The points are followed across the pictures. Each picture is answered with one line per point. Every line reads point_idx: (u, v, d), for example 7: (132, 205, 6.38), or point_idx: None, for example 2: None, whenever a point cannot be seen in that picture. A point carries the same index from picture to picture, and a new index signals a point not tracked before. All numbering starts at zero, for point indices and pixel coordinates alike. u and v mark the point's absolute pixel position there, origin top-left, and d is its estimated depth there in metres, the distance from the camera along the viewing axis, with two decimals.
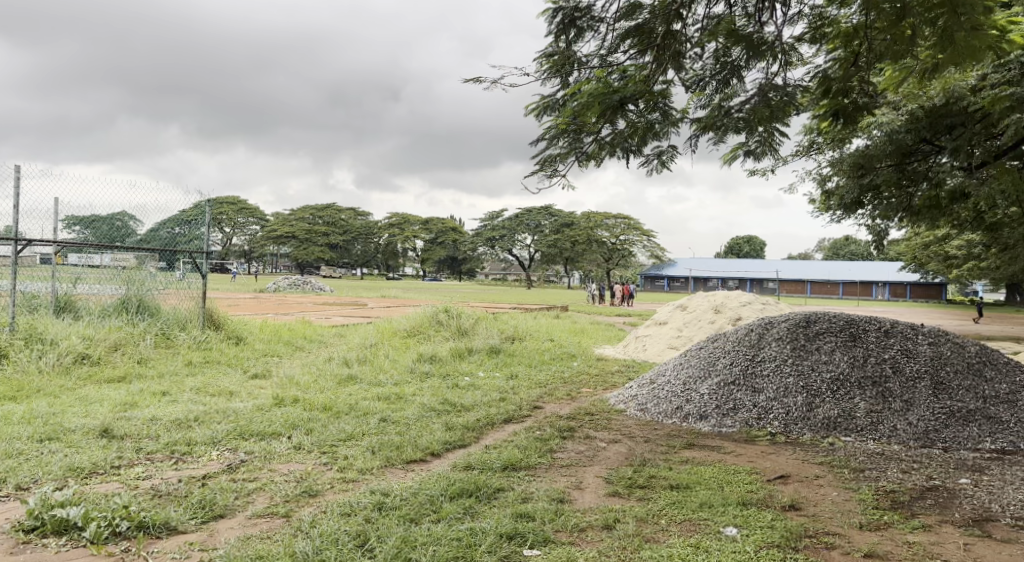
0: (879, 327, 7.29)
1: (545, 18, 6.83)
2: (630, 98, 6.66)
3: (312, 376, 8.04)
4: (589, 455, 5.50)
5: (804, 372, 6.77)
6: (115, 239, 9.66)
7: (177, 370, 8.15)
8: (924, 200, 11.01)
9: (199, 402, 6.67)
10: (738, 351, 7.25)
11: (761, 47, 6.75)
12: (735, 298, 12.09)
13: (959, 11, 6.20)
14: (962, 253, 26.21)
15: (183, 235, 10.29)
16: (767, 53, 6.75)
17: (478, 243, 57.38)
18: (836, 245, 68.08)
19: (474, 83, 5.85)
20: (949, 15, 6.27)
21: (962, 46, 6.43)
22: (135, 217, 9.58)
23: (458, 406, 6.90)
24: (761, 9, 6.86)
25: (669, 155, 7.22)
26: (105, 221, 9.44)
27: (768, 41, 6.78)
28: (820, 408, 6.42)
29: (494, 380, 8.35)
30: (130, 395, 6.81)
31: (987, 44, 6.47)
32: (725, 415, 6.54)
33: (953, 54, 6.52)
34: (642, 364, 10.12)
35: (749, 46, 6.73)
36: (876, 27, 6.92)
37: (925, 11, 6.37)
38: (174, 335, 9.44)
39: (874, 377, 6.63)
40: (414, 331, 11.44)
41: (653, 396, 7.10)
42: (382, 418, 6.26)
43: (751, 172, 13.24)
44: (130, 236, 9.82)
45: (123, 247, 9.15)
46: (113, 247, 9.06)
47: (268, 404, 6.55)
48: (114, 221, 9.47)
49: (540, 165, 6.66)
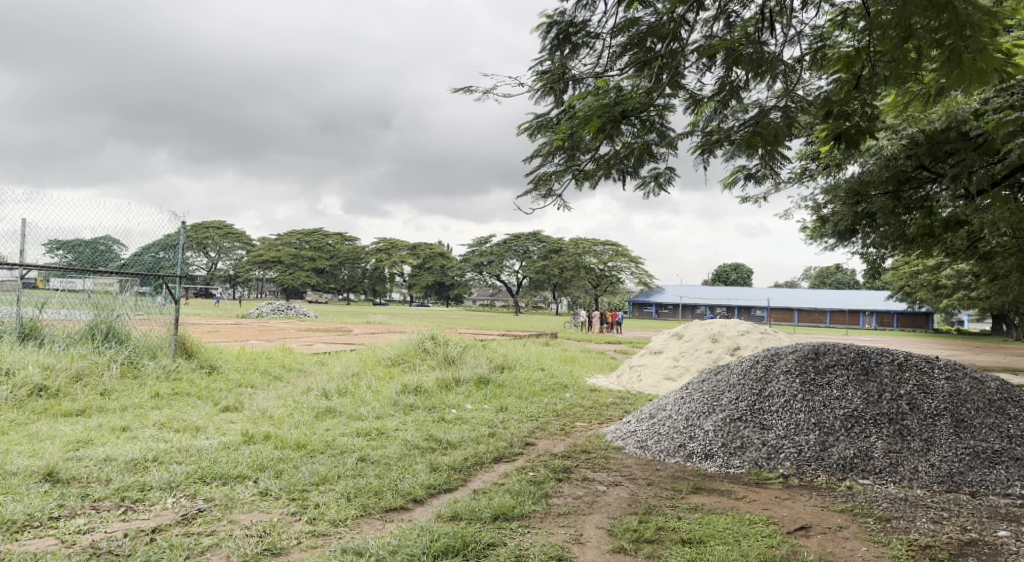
0: (892, 360, 6.83)
1: (539, 34, 6.48)
2: (627, 117, 6.24)
3: (288, 409, 7.49)
4: (588, 501, 4.99)
5: (816, 408, 6.30)
6: (98, 263, 9.12)
7: (142, 402, 7.58)
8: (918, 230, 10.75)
9: (161, 440, 6.12)
10: (744, 384, 6.76)
11: (763, 68, 6.44)
12: (733, 326, 11.64)
13: (965, 32, 5.88)
14: (952, 284, 25.92)
15: (163, 259, 9.77)
16: (769, 73, 6.43)
17: (466, 270, 56.92)
18: (823, 274, 68.05)
19: (464, 92, 5.66)
20: (958, 37, 5.93)
21: (969, 68, 6.08)
22: (119, 240, 9.08)
23: (444, 444, 6.38)
24: (760, 28, 6.54)
25: (667, 178, 6.83)
26: (89, 245, 8.97)
27: (770, 59, 6.36)
28: (835, 448, 5.95)
29: (483, 413, 7.83)
30: (86, 432, 6.26)
31: (994, 67, 6.13)
32: (733, 454, 6.05)
33: (959, 77, 6.16)
34: (638, 396, 9.63)
35: (750, 66, 6.41)
36: (878, 51, 6.61)
37: (930, 33, 6.05)
38: (142, 364, 8.85)
39: (891, 414, 6.17)
40: (399, 359, 10.90)
41: (654, 433, 6.61)
42: (361, 458, 5.73)
43: (744, 199, 12.92)
44: (113, 260, 9.30)
45: (99, 271, 8.62)
46: (92, 270, 8.53)
47: (236, 441, 6.01)
48: (98, 244, 9.01)
49: (534, 184, 6.23)
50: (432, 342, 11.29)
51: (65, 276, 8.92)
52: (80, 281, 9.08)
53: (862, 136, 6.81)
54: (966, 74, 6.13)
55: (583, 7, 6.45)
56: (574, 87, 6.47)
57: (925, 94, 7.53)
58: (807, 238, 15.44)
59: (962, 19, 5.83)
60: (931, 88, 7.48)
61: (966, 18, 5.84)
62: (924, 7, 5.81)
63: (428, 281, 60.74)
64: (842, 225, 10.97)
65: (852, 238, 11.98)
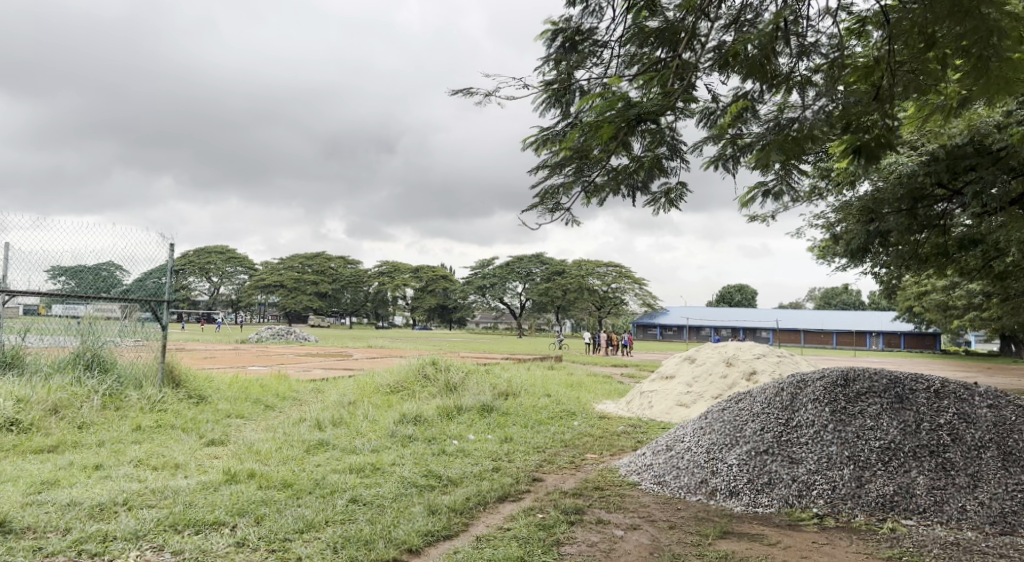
0: (928, 387, 6.25)
1: (543, 42, 6.11)
2: (642, 122, 5.64)
3: (276, 442, 6.97)
4: (604, 549, 4.55)
5: (849, 440, 5.76)
6: (100, 289, 8.60)
7: (121, 436, 7.09)
8: (932, 248, 10.14)
9: (136, 479, 5.61)
10: (768, 414, 6.23)
11: (776, 80, 6.11)
12: (748, 349, 11.11)
13: (991, 40, 5.36)
14: (963, 305, 25.34)
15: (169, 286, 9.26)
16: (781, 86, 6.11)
17: (469, 292, 56.40)
18: (828, 296, 67.67)
19: (464, 96, 5.39)
20: (983, 43, 5.39)
21: (995, 77, 5.65)
22: (122, 266, 8.63)
23: (444, 481, 5.86)
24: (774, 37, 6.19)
25: (678, 194, 6.39)
26: (92, 271, 8.50)
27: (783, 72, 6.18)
28: (873, 485, 5.43)
29: (486, 445, 7.31)
30: (54, 471, 5.76)
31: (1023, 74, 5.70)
32: (760, 492, 5.56)
33: (984, 86, 5.74)
34: (650, 424, 9.07)
35: (764, 79, 6.06)
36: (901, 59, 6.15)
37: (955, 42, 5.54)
38: (125, 395, 8.33)
39: (931, 446, 5.64)
40: (398, 386, 10.37)
41: (672, 467, 6.10)
42: (352, 499, 5.21)
43: (752, 218, 12.52)
44: (115, 285, 8.80)
45: (99, 296, 8.23)
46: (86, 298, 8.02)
47: (217, 481, 5.49)
48: (101, 271, 8.55)
49: (540, 198, 5.80)
50: (432, 367, 10.76)
51: (66, 301, 8.47)
52: (81, 306, 8.72)
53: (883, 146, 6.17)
54: (991, 84, 5.72)
55: (590, 14, 6.10)
56: (581, 97, 6.02)
57: (945, 108, 6.94)
58: (817, 258, 15.06)
59: (989, 25, 5.29)
60: (953, 100, 6.90)
61: (994, 23, 5.30)
62: (944, 14, 5.32)
63: (431, 304, 60.22)
64: (854, 243, 10.40)
65: (864, 261, 11.61)
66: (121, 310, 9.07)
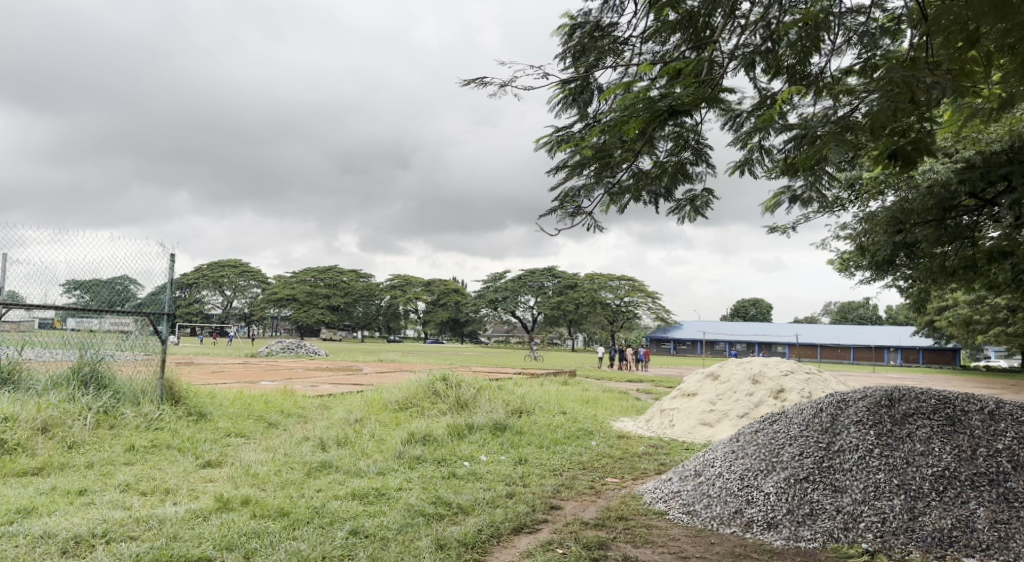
0: (981, 408, 5.72)
1: (559, 38, 5.68)
2: (670, 118, 5.16)
3: (274, 464, 6.51)
4: None
5: (897, 466, 5.23)
6: (115, 303, 8.18)
7: (112, 458, 6.67)
8: (959, 262, 9.55)
9: (121, 507, 5.18)
10: (807, 437, 5.72)
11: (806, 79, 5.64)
12: (774, 366, 10.57)
13: None
14: (986, 319, 24.68)
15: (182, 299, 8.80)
16: (812, 86, 5.63)
17: (481, 305, 56.01)
18: (844, 311, 67.03)
19: (478, 85, 5.03)
20: None
21: None
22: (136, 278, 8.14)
23: (454, 508, 5.38)
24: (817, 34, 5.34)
25: (704, 201, 5.93)
26: (107, 285, 8.09)
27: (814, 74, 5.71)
28: (927, 517, 4.91)
29: (501, 467, 6.82)
30: (33, 496, 5.34)
31: None
32: (801, 524, 5.07)
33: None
34: (673, 445, 8.55)
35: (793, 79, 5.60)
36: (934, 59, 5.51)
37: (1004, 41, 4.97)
38: (120, 413, 7.89)
39: (991, 474, 5.11)
40: (406, 403, 9.89)
41: (702, 495, 5.61)
42: (353, 530, 4.75)
43: (771, 227, 12.03)
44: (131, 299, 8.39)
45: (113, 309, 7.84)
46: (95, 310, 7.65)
47: (207, 508, 5.04)
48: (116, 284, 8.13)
49: (560, 202, 5.37)
50: (442, 383, 10.26)
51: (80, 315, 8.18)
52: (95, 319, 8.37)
53: (920, 149, 5.70)
54: None
55: (610, 9, 5.68)
56: (600, 95, 5.58)
57: (985, 111, 6.40)
58: (841, 272, 14.57)
59: None
60: (992, 102, 6.37)
61: None
62: (987, 10, 4.64)
63: (442, 318, 59.83)
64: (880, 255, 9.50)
65: (887, 276, 11.12)
66: (135, 324, 8.64)
